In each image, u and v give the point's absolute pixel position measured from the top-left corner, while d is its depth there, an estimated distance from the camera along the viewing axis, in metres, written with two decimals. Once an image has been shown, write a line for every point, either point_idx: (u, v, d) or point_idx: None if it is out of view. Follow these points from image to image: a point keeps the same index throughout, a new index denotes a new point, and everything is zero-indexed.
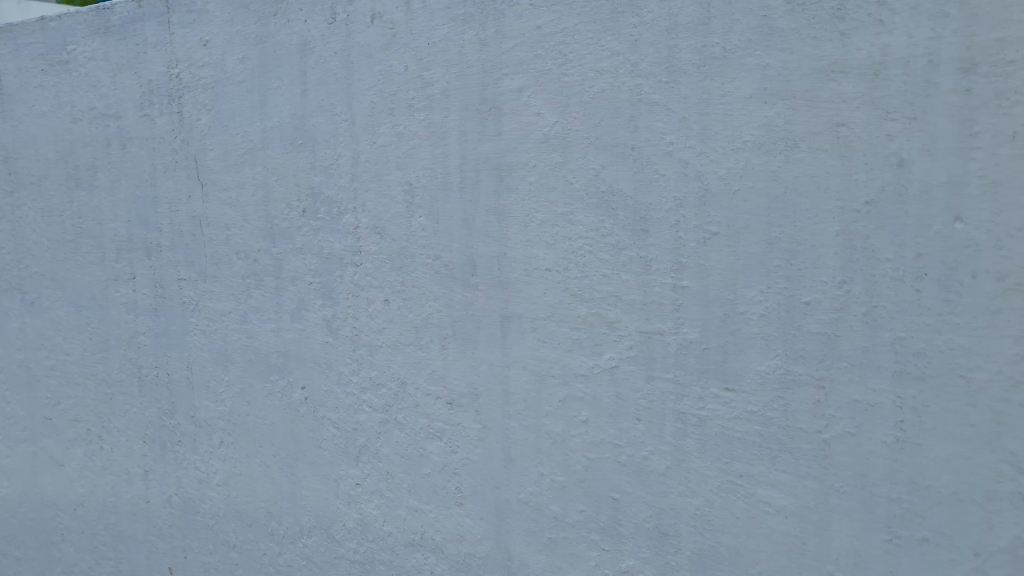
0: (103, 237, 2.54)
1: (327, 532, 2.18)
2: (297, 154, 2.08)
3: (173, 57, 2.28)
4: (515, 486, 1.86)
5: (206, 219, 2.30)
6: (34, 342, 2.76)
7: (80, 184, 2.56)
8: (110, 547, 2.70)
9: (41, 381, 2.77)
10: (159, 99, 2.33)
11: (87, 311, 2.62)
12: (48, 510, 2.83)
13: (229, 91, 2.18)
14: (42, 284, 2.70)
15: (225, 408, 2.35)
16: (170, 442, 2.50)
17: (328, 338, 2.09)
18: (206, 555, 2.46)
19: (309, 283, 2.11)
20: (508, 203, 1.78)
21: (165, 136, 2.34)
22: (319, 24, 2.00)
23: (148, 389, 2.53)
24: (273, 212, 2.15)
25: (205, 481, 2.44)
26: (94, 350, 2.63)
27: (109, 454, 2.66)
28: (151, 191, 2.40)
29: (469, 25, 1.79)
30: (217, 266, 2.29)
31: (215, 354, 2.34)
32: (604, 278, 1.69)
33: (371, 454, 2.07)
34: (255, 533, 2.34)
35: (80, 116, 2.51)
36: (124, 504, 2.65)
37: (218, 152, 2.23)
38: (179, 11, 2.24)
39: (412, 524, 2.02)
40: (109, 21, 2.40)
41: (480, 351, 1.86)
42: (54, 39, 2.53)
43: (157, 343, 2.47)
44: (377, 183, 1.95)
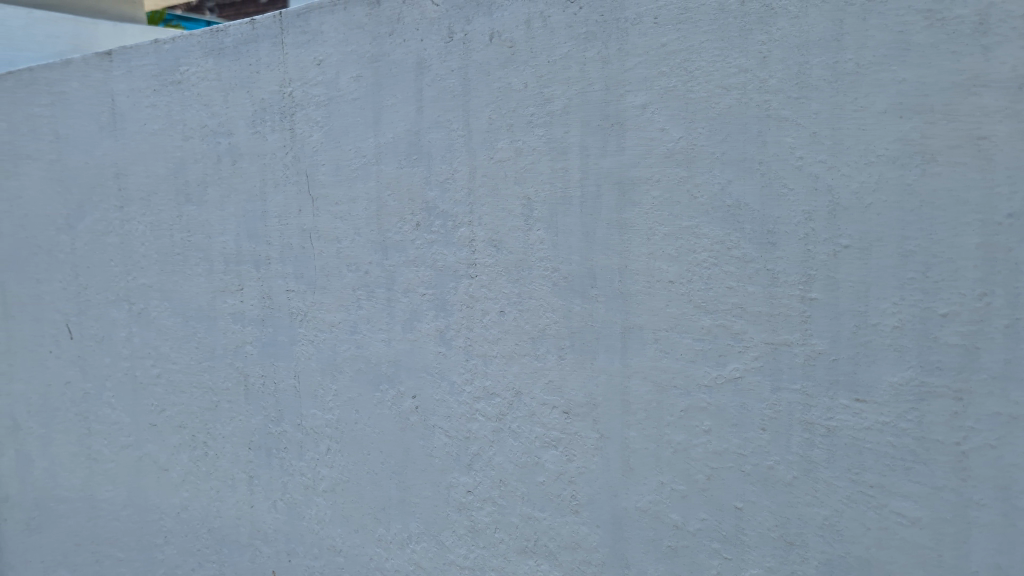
0: (212, 250, 2.62)
1: (435, 538, 2.23)
2: (412, 169, 2.13)
3: (286, 77, 2.35)
4: (634, 494, 1.89)
5: (315, 232, 2.34)
6: (141, 351, 2.88)
7: (189, 199, 2.65)
8: (213, 550, 2.77)
9: (148, 388, 2.88)
10: (271, 117, 2.40)
11: (193, 321, 2.71)
12: (153, 514, 2.93)
13: (342, 108, 2.24)
14: (150, 295, 2.82)
15: (333, 417, 2.39)
16: (276, 449, 2.55)
17: (441, 349, 2.14)
18: (310, 560, 2.50)
19: (422, 294, 2.15)
20: (630, 217, 1.83)
21: (277, 152, 2.40)
22: (435, 43, 2.06)
23: (254, 397, 2.58)
24: (385, 225, 2.20)
25: (311, 487, 2.48)
26: (201, 359, 2.71)
27: (214, 459, 2.74)
28: (260, 206, 2.47)
29: (591, 43, 1.83)
30: (327, 277, 2.34)
31: (323, 364, 2.38)
32: (729, 290, 1.72)
33: (484, 462, 2.11)
34: (361, 538, 2.38)
35: (191, 134, 2.61)
36: (228, 509, 2.71)
37: (329, 167, 2.29)
38: (293, 32, 2.32)
39: (525, 531, 2.06)
40: (222, 42, 2.49)
41: (599, 362, 1.90)
42: (166, 60, 2.63)
43: (264, 352, 2.53)
44: (495, 197, 2.00)
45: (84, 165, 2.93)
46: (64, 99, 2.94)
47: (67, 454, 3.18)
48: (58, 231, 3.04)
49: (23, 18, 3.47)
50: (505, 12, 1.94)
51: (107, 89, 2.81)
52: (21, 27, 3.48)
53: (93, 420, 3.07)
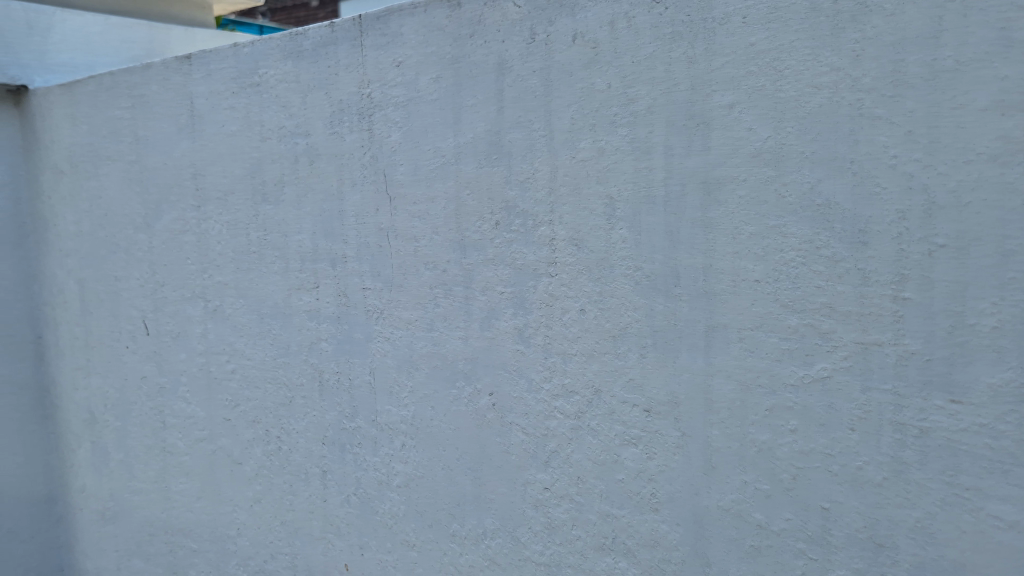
0: (287, 248, 2.65)
1: (511, 534, 2.25)
2: (492, 168, 2.16)
3: (365, 78, 2.39)
4: (716, 493, 1.88)
5: (393, 231, 2.38)
6: (216, 348, 2.94)
7: (265, 199, 2.70)
8: (286, 543, 2.82)
9: (222, 384, 2.95)
10: (349, 117, 2.44)
11: (268, 318, 2.75)
12: (226, 506, 3.00)
13: (422, 108, 2.27)
14: (226, 293, 2.88)
15: (408, 413, 2.42)
16: (350, 445, 2.58)
17: (519, 346, 2.17)
18: (383, 554, 2.54)
19: (501, 293, 2.18)
20: (715, 216, 1.83)
21: (355, 152, 2.44)
22: (517, 44, 2.08)
23: (328, 394, 2.62)
24: (464, 224, 2.23)
25: (385, 483, 2.51)
26: (275, 355, 2.75)
27: (287, 454, 2.78)
28: (337, 205, 2.51)
29: (677, 43, 1.84)
30: (404, 276, 2.37)
31: (399, 360, 2.42)
32: (818, 289, 1.70)
33: (561, 459, 2.13)
34: (435, 533, 2.41)
35: (269, 135, 2.66)
36: (301, 503, 2.75)
37: (408, 167, 2.32)
38: (372, 34, 2.36)
39: (603, 528, 2.08)
40: (301, 45, 2.54)
41: (681, 360, 1.91)
42: (245, 63, 2.69)
43: (339, 349, 2.56)
44: (576, 197, 2.03)
45: (162, 165, 3.02)
46: (144, 102, 3.05)
47: (143, 446, 3.29)
48: (136, 230, 3.16)
49: (99, 24, 3.66)
50: (588, 13, 1.96)
51: (185, 92, 2.89)
52: (99, 33, 3.68)
53: (168, 414, 3.16)
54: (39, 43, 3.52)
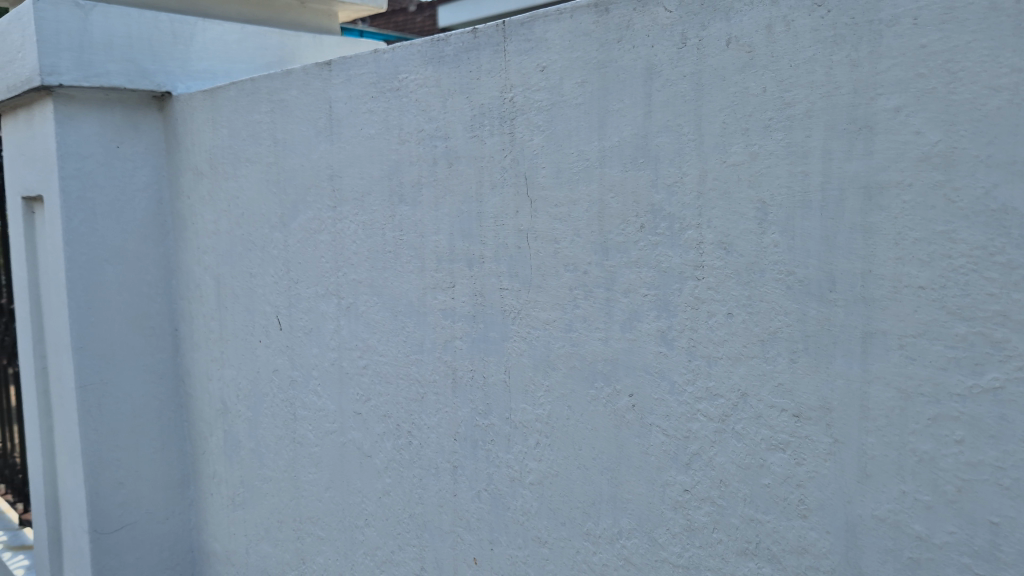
0: (424, 248, 2.73)
1: (648, 534, 2.26)
2: (638, 172, 2.18)
3: (507, 82, 2.44)
4: (871, 502, 1.83)
5: (533, 232, 2.43)
6: (348, 343, 3.04)
7: (403, 200, 2.78)
8: (415, 534, 2.91)
9: (354, 378, 3.04)
10: (491, 121, 2.50)
11: (402, 316, 2.83)
12: (355, 497, 3.11)
13: (566, 113, 2.32)
14: (359, 291, 2.97)
15: (543, 411, 2.47)
16: (482, 441, 2.65)
17: (662, 348, 2.18)
18: (514, 549, 2.60)
19: (644, 295, 2.20)
20: (877, 221, 1.78)
21: (495, 155, 2.49)
22: (667, 49, 2.09)
23: (462, 390, 2.68)
24: (607, 227, 2.26)
25: (518, 479, 2.56)
26: (408, 352, 2.83)
27: (418, 448, 2.85)
28: (475, 207, 2.57)
29: (839, 46, 1.81)
30: (543, 276, 2.42)
31: (536, 360, 2.47)
32: (990, 297, 1.63)
33: (703, 462, 2.13)
34: (569, 531, 2.45)
35: (408, 138, 2.74)
36: (430, 496, 2.83)
37: (550, 169, 2.37)
38: (517, 40, 2.41)
39: (746, 533, 2.06)
40: (443, 50, 2.60)
41: (836, 366, 1.87)
42: (386, 67, 2.78)
43: (475, 348, 2.62)
44: (726, 200, 2.02)
45: (300, 166, 3.14)
46: (284, 106, 3.18)
47: (273, 437, 3.44)
48: (272, 229, 3.30)
49: (237, 33, 3.90)
50: (744, 17, 1.96)
51: (325, 96, 3.01)
52: (236, 40, 3.91)
53: (299, 407, 3.29)
54: (184, 51, 3.76)
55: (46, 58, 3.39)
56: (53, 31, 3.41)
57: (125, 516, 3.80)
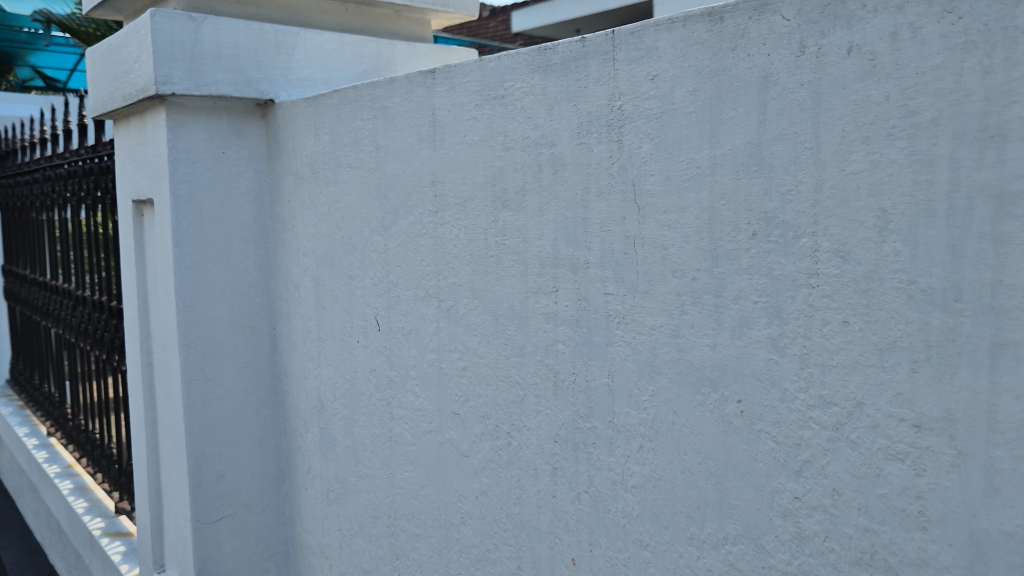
0: (527, 253, 2.78)
1: (755, 541, 2.26)
2: (751, 180, 2.18)
3: (616, 91, 2.48)
4: (998, 516, 1.79)
5: (641, 239, 2.46)
6: (447, 345, 3.11)
7: (506, 205, 2.84)
8: (512, 534, 2.97)
9: (452, 379, 3.11)
10: (599, 128, 2.54)
11: (504, 319, 2.89)
12: (451, 496, 3.18)
13: (676, 120, 2.34)
14: (460, 293, 3.04)
15: (648, 415, 2.50)
16: (584, 443, 2.69)
17: (773, 355, 2.18)
18: (614, 551, 2.63)
19: (755, 302, 2.20)
20: (1009, 230, 1.74)
21: (602, 162, 2.54)
22: (784, 57, 2.09)
23: (563, 393, 2.73)
24: (717, 234, 2.27)
25: (620, 482, 2.59)
26: (509, 354, 2.89)
27: (517, 449, 2.90)
28: (582, 213, 2.61)
29: (971, 53, 1.77)
30: (650, 282, 2.45)
31: (641, 364, 2.50)
32: None
33: (815, 470, 2.11)
34: (671, 535, 2.47)
35: (512, 145, 2.80)
36: (528, 497, 2.89)
37: (659, 177, 2.39)
38: (626, 48, 2.45)
39: (861, 542, 2.04)
40: (550, 59, 2.66)
41: (961, 378, 1.83)
42: (491, 76, 2.85)
43: (578, 351, 2.67)
44: (844, 209, 2.00)
45: (402, 172, 3.23)
46: (387, 114, 3.28)
47: (370, 435, 3.53)
48: (373, 232, 3.40)
49: (336, 42, 4.03)
50: (867, 24, 1.93)
51: (428, 104, 3.09)
52: (334, 49, 4.04)
53: (397, 406, 3.37)
54: (286, 60, 3.89)
55: (161, 68, 3.57)
56: (168, 42, 3.59)
57: (225, 507, 3.96)
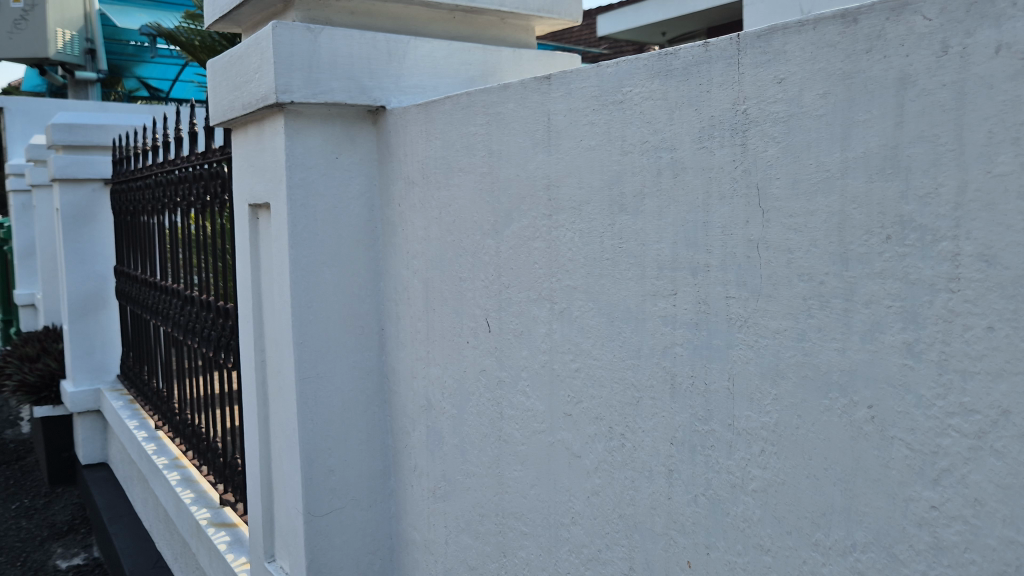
0: (645, 256, 2.81)
1: (887, 549, 2.21)
2: (886, 182, 2.13)
3: (741, 95, 2.49)
4: None
5: (765, 243, 2.45)
6: (561, 346, 3.17)
7: (624, 209, 2.87)
8: (624, 535, 2.99)
9: (565, 380, 3.16)
10: (721, 132, 2.55)
11: (620, 322, 2.92)
12: (562, 495, 3.23)
13: (805, 124, 2.32)
14: (574, 296, 3.09)
15: (770, 419, 2.48)
16: (702, 446, 2.69)
17: (908, 361, 2.12)
18: (733, 555, 2.63)
19: (888, 306, 2.15)
20: None
21: (725, 166, 2.54)
22: (925, 58, 2.04)
23: (680, 395, 2.74)
24: (848, 237, 2.23)
25: (740, 486, 2.59)
26: (625, 357, 2.92)
27: (632, 451, 2.93)
28: (702, 217, 2.62)
29: None
30: (774, 286, 2.44)
31: (765, 368, 2.49)
32: None
33: (955, 479, 2.04)
34: (795, 541, 2.45)
35: (631, 149, 2.83)
36: (643, 498, 2.91)
37: (785, 180, 2.38)
38: (753, 52, 2.45)
39: (1006, 555, 1.95)
40: (672, 64, 2.69)
41: None
42: (610, 81, 2.89)
43: (696, 354, 2.68)
44: (990, 212, 1.93)
45: (516, 176, 3.30)
46: (501, 119, 3.35)
47: (479, 434, 3.60)
48: (484, 235, 3.47)
49: (445, 49, 4.13)
50: (1018, 22, 1.87)
51: (544, 109, 3.15)
52: (443, 56, 4.14)
53: (507, 406, 3.44)
54: (397, 68, 4.01)
55: (281, 78, 3.73)
56: (288, 53, 3.74)
57: (334, 501, 4.09)
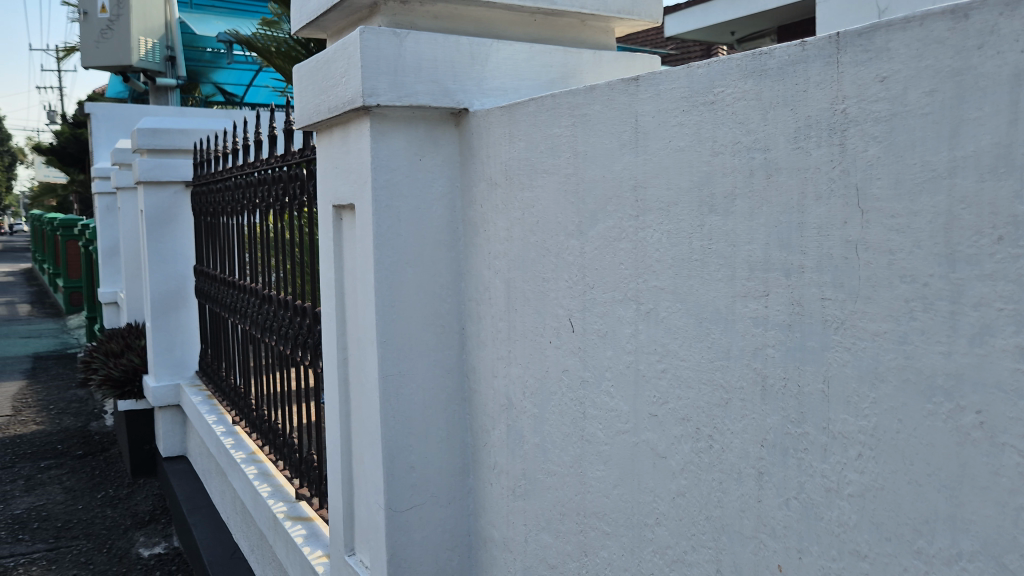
0: (736, 257, 2.79)
1: (996, 559, 2.14)
2: (998, 181, 2.07)
3: (840, 94, 2.46)
4: None
5: (864, 244, 2.40)
6: (646, 347, 3.17)
7: (714, 210, 2.86)
8: (711, 537, 2.98)
9: (650, 380, 3.16)
10: (819, 132, 2.52)
11: (708, 323, 2.91)
12: (646, 496, 3.23)
13: (909, 123, 2.27)
14: (661, 296, 3.08)
15: (868, 423, 2.43)
16: (794, 449, 2.66)
17: (1021, 365, 2.05)
18: (827, 560, 2.59)
19: (999, 309, 2.08)
20: None
21: (822, 166, 2.51)
22: None
23: (772, 398, 2.72)
24: (956, 238, 2.16)
25: (835, 490, 2.55)
26: (713, 358, 2.91)
27: (720, 453, 2.92)
28: (797, 217, 2.60)
29: None
30: (874, 287, 2.38)
31: (863, 371, 2.43)
32: None
33: None
34: (894, 548, 2.39)
35: (722, 150, 2.83)
36: (731, 500, 2.89)
37: (887, 180, 2.33)
38: (853, 50, 2.42)
39: None
40: (767, 64, 2.68)
41: None
42: (700, 82, 2.90)
43: (789, 356, 2.65)
44: None
45: (602, 177, 3.31)
46: (587, 121, 3.37)
47: (561, 433, 3.62)
48: (568, 236, 3.50)
49: (526, 51, 4.18)
50: None
51: (631, 110, 3.17)
52: (524, 59, 4.19)
53: (589, 406, 3.45)
54: (479, 71, 4.06)
55: (368, 82, 3.82)
56: (375, 57, 3.82)
57: (415, 497, 4.16)
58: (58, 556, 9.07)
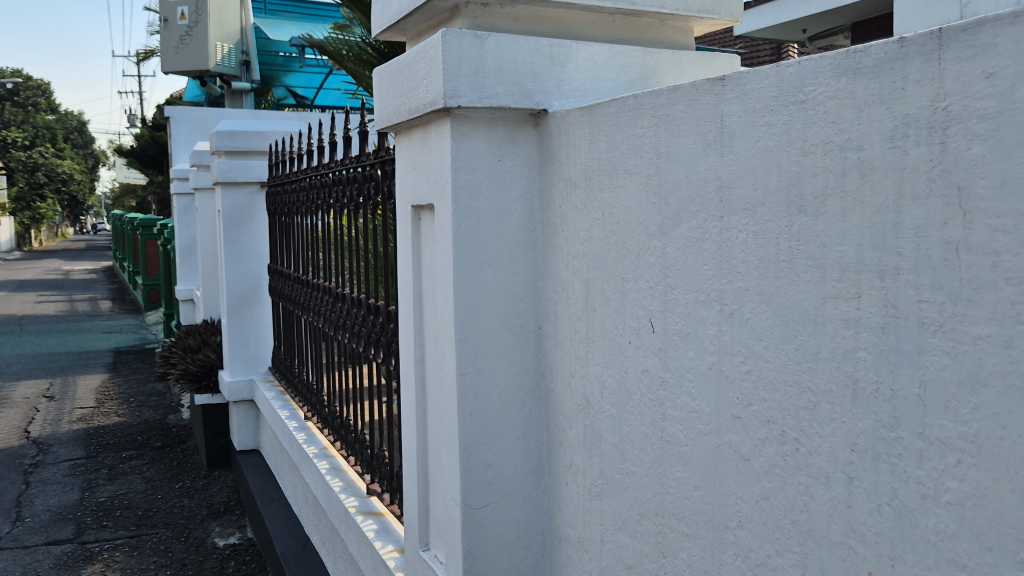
0: (826, 259, 2.75)
1: None
2: None
3: (941, 91, 2.39)
4: None
5: (965, 245, 2.33)
6: (730, 348, 3.14)
7: (803, 211, 2.83)
8: (798, 541, 2.93)
9: (734, 382, 3.14)
10: (917, 131, 2.47)
11: (796, 325, 2.88)
12: (728, 498, 3.20)
13: (1018, 120, 2.20)
14: (746, 297, 3.06)
15: (969, 429, 2.35)
16: (887, 454, 2.60)
17: None
18: (922, 569, 2.52)
19: None
20: None
21: (921, 165, 2.46)
22: None
23: (863, 402, 2.67)
24: None
25: (931, 497, 2.48)
26: (801, 360, 2.87)
27: (807, 456, 2.88)
28: (893, 217, 2.54)
29: None
30: (976, 290, 2.31)
31: (963, 375, 2.36)
32: None
33: None
34: (996, 558, 2.30)
35: (813, 149, 2.79)
36: (819, 505, 2.84)
37: (992, 179, 2.26)
38: (956, 46, 2.36)
39: None
40: (861, 62, 2.63)
41: None
42: (790, 81, 2.87)
43: (882, 359, 2.59)
44: None
45: (686, 178, 3.30)
46: (671, 121, 3.37)
47: (640, 434, 3.61)
48: (650, 237, 3.49)
49: (605, 52, 4.18)
50: None
51: (717, 110, 3.15)
52: (603, 60, 4.19)
53: (670, 407, 3.44)
54: (559, 72, 4.08)
55: (449, 83, 3.88)
56: (456, 59, 3.88)
57: (491, 494, 4.19)
58: (139, 542, 9.42)
